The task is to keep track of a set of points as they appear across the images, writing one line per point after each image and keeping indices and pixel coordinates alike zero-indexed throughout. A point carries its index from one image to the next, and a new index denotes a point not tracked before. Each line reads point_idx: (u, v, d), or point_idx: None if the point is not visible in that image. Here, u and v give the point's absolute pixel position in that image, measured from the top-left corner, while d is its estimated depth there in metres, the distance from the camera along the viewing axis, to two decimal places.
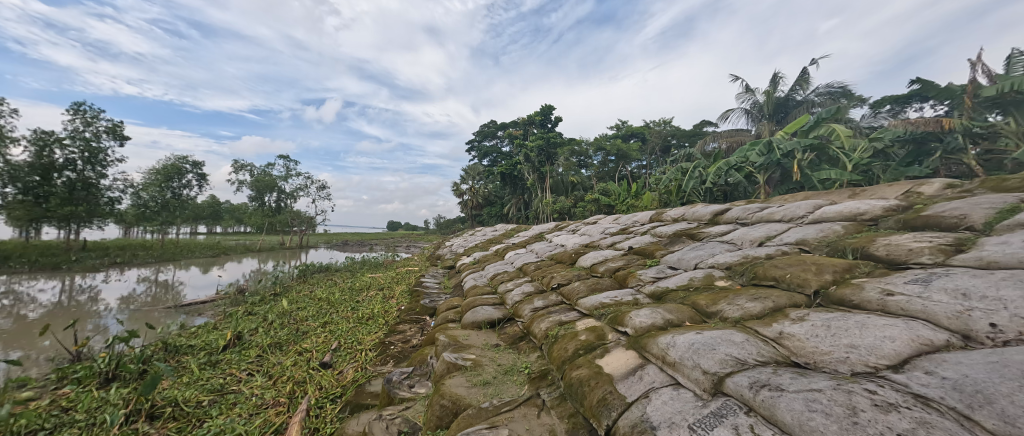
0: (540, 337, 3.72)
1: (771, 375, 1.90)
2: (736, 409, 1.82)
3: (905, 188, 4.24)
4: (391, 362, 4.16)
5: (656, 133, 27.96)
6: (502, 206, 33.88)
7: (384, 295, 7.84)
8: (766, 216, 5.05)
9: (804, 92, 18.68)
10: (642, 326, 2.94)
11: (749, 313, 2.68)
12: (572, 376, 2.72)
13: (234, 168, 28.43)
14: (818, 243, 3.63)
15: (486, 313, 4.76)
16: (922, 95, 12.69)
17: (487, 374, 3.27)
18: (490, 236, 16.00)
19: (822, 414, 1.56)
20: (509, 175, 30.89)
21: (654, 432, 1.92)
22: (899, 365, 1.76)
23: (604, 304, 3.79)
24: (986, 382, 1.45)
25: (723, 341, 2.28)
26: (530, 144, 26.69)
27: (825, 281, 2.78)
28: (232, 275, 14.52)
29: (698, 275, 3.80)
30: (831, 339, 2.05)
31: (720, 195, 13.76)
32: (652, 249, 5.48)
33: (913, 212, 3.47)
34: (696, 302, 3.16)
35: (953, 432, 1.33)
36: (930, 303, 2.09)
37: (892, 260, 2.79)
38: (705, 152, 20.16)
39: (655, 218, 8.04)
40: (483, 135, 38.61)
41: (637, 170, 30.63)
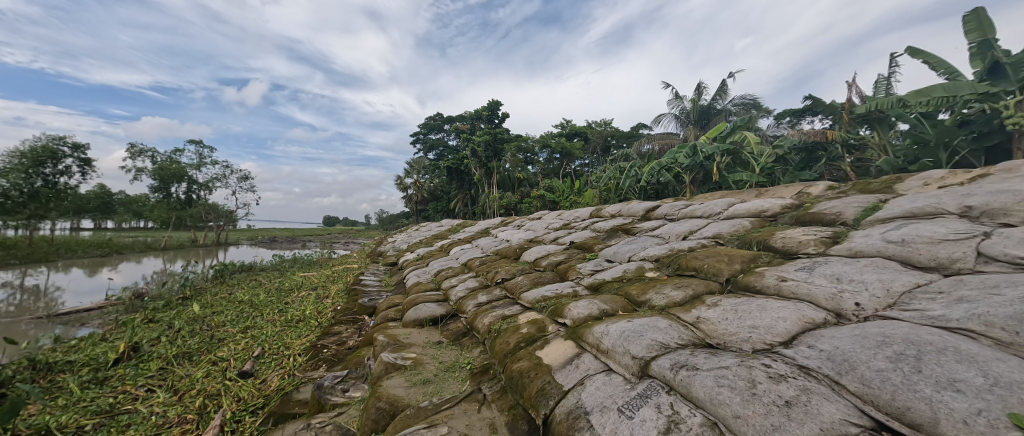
0: (483, 332, 3.73)
1: (688, 356, 2.09)
2: (660, 390, 1.98)
3: (799, 189, 4.91)
4: (323, 366, 3.89)
5: (598, 133, 29.23)
6: (448, 201, 33.29)
7: (318, 295, 7.31)
8: (690, 212, 5.54)
9: (724, 102, 20.70)
10: (579, 317, 3.07)
11: (673, 301, 2.93)
12: (513, 369, 2.77)
13: (130, 154, 24.47)
14: (730, 237, 4.07)
15: (428, 310, 4.64)
16: (813, 110, 14.80)
17: (428, 372, 3.20)
18: (436, 232, 15.62)
19: (728, 388, 1.76)
20: (455, 170, 30.45)
21: (588, 417, 2.02)
22: (789, 341, 2.03)
23: (545, 297, 3.90)
24: (851, 352, 1.74)
25: (650, 328, 2.47)
26: (477, 139, 26.48)
27: (735, 270, 3.13)
28: (129, 278, 12.53)
29: (631, 268, 4.07)
30: (738, 321, 2.31)
31: (653, 193, 14.86)
32: (591, 243, 5.74)
33: (803, 210, 4.02)
34: (629, 292, 3.37)
35: (827, 396, 1.58)
36: (814, 287, 2.44)
37: (786, 251, 3.22)
38: (640, 153, 21.59)
39: (595, 215, 8.42)
40: (428, 127, 37.43)
41: (580, 168, 31.91)
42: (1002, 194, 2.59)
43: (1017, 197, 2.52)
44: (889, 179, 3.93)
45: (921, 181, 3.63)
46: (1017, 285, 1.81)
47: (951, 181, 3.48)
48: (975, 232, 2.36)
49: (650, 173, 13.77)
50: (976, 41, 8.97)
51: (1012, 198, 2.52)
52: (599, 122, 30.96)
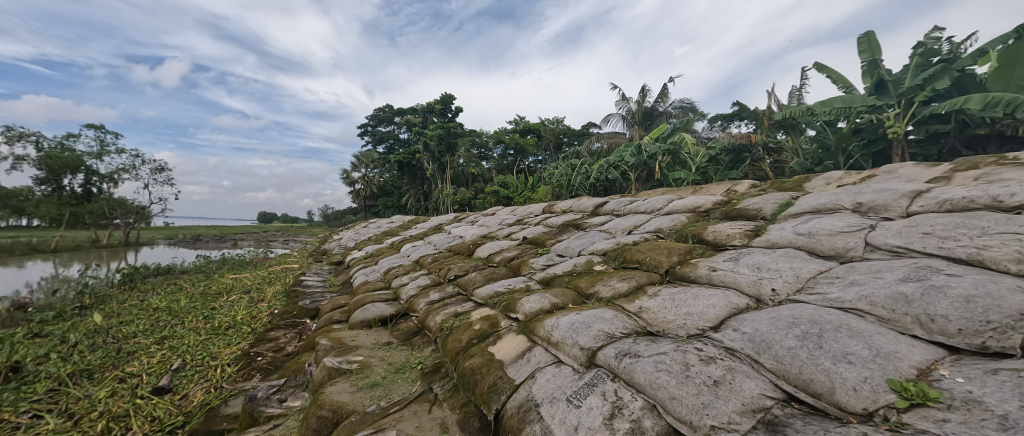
0: (435, 331, 3.66)
1: (632, 344, 2.21)
2: (605, 378, 2.07)
3: (727, 186, 5.38)
4: (256, 376, 3.58)
5: (551, 130, 29.68)
6: (399, 196, 32.09)
7: (251, 298, 6.69)
8: (635, 208, 5.85)
9: (665, 105, 21.94)
10: (531, 311, 3.13)
11: (618, 292, 3.08)
12: (465, 366, 2.76)
13: (6, 138, 20.54)
14: (669, 231, 4.37)
15: (377, 310, 4.44)
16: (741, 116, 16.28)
17: (376, 375, 3.08)
18: (386, 229, 14.97)
19: (666, 372, 1.88)
20: (407, 164, 29.46)
21: (538, 409, 2.06)
22: (717, 325, 2.23)
23: (498, 292, 3.92)
24: (768, 333, 1.94)
25: (597, 319, 2.57)
26: (429, 132, 25.73)
27: (673, 262, 3.36)
28: (8, 286, 10.56)
29: (580, 262, 4.22)
30: (675, 309, 2.49)
31: (602, 190, 15.48)
32: (543, 239, 5.84)
33: (732, 205, 4.42)
34: (578, 285, 3.49)
35: (748, 373, 1.75)
36: (739, 276, 2.69)
37: (717, 243, 3.52)
38: (590, 151, 22.34)
39: (547, 211, 8.58)
40: (377, 119, 35.60)
41: (534, 165, 32.25)
42: (884, 193, 3.05)
43: (894, 196, 2.97)
44: (800, 179, 4.43)
45: (824, 181, 4.16)
46: (893, 269, 2.14)
47: (847, 182, 4.02)
48: (864, 225, 2.76)
49: (599, 171, 14.29)
50: (866, 60, 10.31)
51: (891, 196, 2.97)
52: (551, 119, 31.48)
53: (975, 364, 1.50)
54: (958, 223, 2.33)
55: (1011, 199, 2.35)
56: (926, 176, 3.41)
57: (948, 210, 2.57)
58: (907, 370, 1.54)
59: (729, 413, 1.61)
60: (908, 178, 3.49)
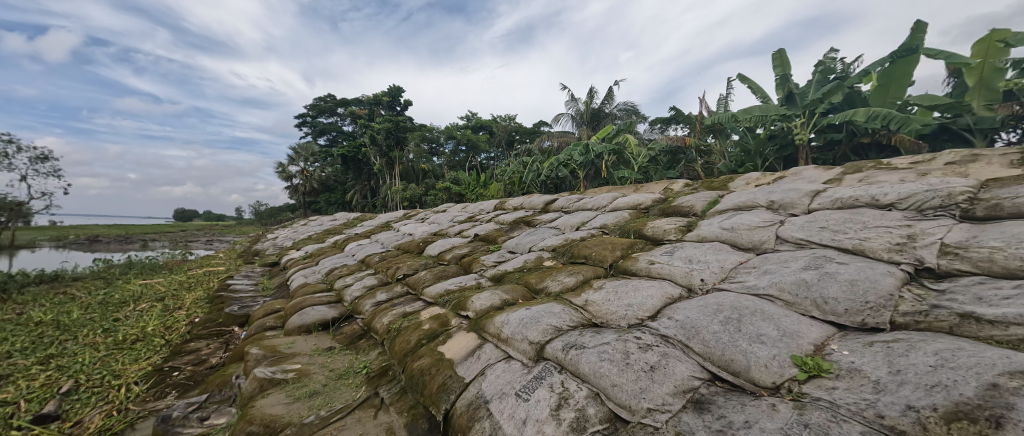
0: (381, 332, 3.52)
1: (578, 336, 2.30)
2: (553, 370, 2.13)
3: (665, 185, 5.78)
4: (171, 394, 3.19)
5: (503, 127, 29.70)
6: (343, 192, 30.33)
7: (165, 306, 5.92)
8: (583, 205, 6.08)
9: (611, 107, 22.68)
10: (481, 309, 3.12)
11: (566, 286, 3.19)
12: (413, 368, 2.69)
13: None
14: (613, 227, 4.60)
15: (317, 314, 4.17)
16: (677, 120, 17.53)
17: (315, 383, 2.90)
18: (329, 227, 14.07)
19: (609, 361, 1.98)
20: (351, 158, 27.90)
21: (487, 406, 2.07)
22: (655, 315, 2.40)
23: (448, 290, 3.87)
24: (698, 320, 2.12)
25: (546, 313, 2.64)
26: (376, 125, 24.55)
27: (616, 256, 3.55)
28: None
29: (531, 258, 4.29)
30: (617, 301, 2.63)
31: (553, 187, 15.88)
32: (495, 236, 5.85)
33: (669, 202, 4.75)
34: (528, 281, 3.55)
35: (680, 358, 1.90)
36: (673, 268, 2.91)
37: (655, 238, 3.77)
38: (541, 148, 22.71)
39: (499, 207, 8.61)
40: (317, 109, 33.15)
41: (486, 162, 32.12)
42: (792, 192, 3.47)
43: (800, 195, 3.39)
44: (726, 178, 4.89)
45: (746, 181, 4.62)
46: (798, 259, 2.45)
47: (763, 182, 4.50)
48: (776, 221, 3.12)
49: (550, 169, 14.60)
50: (779, 75, 11.60)
51: (797, 195, 3.40)
52: (503, 116, 31.53)
53: (857, 338, 1.77)
54: (846, 218, 2.72)
55: (884, 198, 2.79)
56: (824, 177, 3.93)
57: (839, 207, 3.00)
58: (807, 347, 1.77)
59: (663, 395, 1.73)
60: (810, 179, 4.00)
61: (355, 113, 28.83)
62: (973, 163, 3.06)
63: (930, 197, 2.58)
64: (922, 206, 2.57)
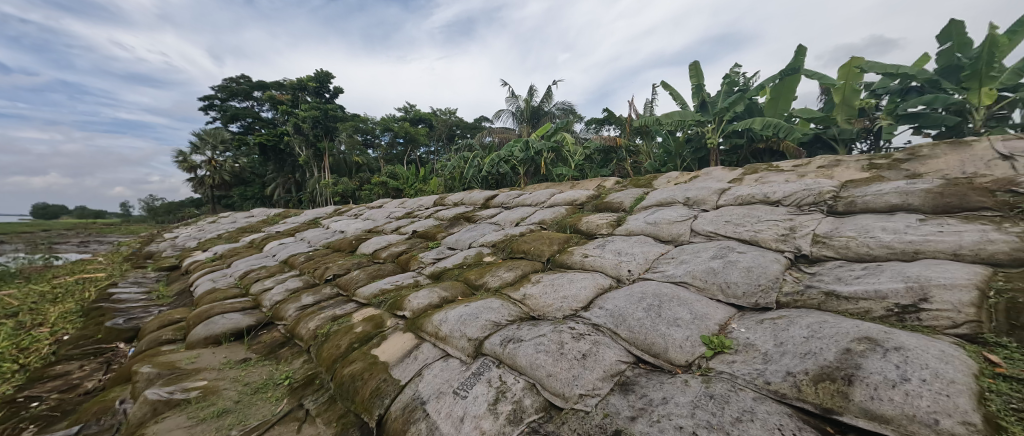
0: (307, 339, 3.25)
1: (516, 330, 2.34)
2: (491, 365, 2.15)
3: (599, 182, 6.12)
4: (29, 429, 2.62)
5: (443, 121, 28.96)
6: (261, 186, 27.30)
7: (18, 323, 4.83)
8: (522, 201, 6.19)
9: (550, 105, 23.27)
10: (418, 308, 3.03)
11: (505, 281, 3.23)
12: (343, 374, 2.53)
13: None
14: (550, 222, 4.75)
15: (228, 322, 3.72)
16: (610, 122, 18.58)
17: (227, 400, 2.59)
18: (245, 224, 12.58)
19: (544, 353, 2.04)
20: (272, 148, 25.18)
21: (424, 407, 2.02)
22: (587, 305, 2.53)
23: (383, 290, 3.70)
24: (625, 308, 2.29)
25: (484, 309, 2.65)
26: (301, 113, 22.43)
27: (553, 250, 3.67)
28: None
29: (471, 254, 4.27)
30: (553, 293, 2.73)
31: (493, 183, 15.90)
32: (434, 232, 5.71)
33: (602, 199, 5.02)
34: (467, 277, 3.53)
35: (609, 344, 2.04)
36: (605, 261, 3.09)
37: (588, 232, 3.97)
38: (482, 144, 22.59)
39: (439, 203, 8.42)
40: (227, 91, 29.31)
41: (425, 156, 31.08)
42: (704, 190, 3.89)
43: (711, 193, 3.80)
44: (651, 177, 5.30)
45: (668, 180, 5.06)
46: (707, 250, 2.75)
47: (682, 181, 4.97)
48: (691, 216, 3.46)
49: (490, 165, 14.60)
50: (695, 84, 12.87)
51: (707, 192, 3.81)
52: (442, 110, 30.75)
53: (752, 316, 2.04)
54: (745, 213, 3.12)
55: (774, 196, 3.25)
56: (730, 177, 4.44)
57: (740, 204, 3.42)
58: (713, 327, 2.01)
59: (594, 380, 1.84)
60: (719, 179, 4.51)
61: (275, 98, 26.03)
62: (838, 166, 3.68)
63: (807, 195, 3.07)
64: (800, 203, 3.05)
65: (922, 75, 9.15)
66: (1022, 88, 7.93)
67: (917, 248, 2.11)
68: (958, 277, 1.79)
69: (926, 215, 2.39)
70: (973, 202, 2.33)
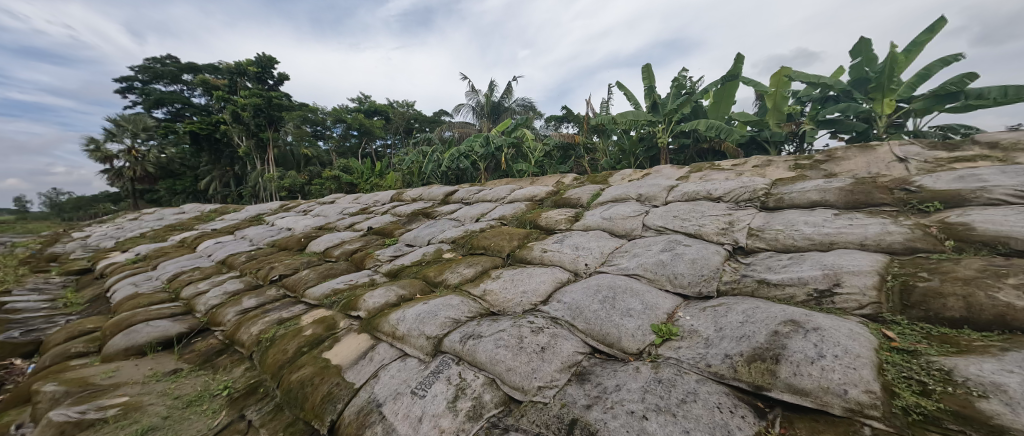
0: (249, 344, 3.03)
1: (476, 327, 2.34)
2: (450, 363, 2.13)
3: (557, 179, 6.24)
4: None
5: (400, 113, 27.96)
6: (194, 179, 24.81)
7: None
8: (482, 197, 6.17)
9: (510, 101, 23.28)
10: (374, 307, 2.93)
11: (465, 278, 3.21)
12: (291, 380, 2.39)
13: None
14: (510, 218, 4.78)
15: (156, 330, 3.37)
16: (568, 119, 18.94)
17: (155, 416, 2.35)
18: (175, 221, 11.38)
19: (504, 348, 2.05)
20: (206, 137, 22.96)
21: (380, 410, 1.96)
22: (545, 299, 2.58)
23: (336, 290, 3.53)
24: (582, 301, 2.36)
25: (443, 307, 2.61)
26: (239, 99, 20.59)
27: (513, 246, 3.70)
28: None
29: (430, 250, 4.20)
30: (513, 289, 2.75)
31: (453, 178, 15.67)
32: (391, 228, 5.54)
33: (560, 195, 5.13)
34: (426, 275, 3.46)
35: (566, 336, 2.10)
36: (563, 255, 3.17)
37: (547, 228, 4.04)
38: (442, 138, 22.11)
39: (396, 199, 8.16)
40: (151, 73, 26.23)
41: (382, 149, 29.90)
42: (655, 187, 4.09)
43: (661, 189, 4.02)
44: (607, 174, 5.49)
45: (622, 177, 5.27)
46: (657, 243, 2.91)
47: (635, 178, 5.20)
48: (643, 211, 3.64)
49: (450, 160, 14.34)
50: (647, 86, 13.45)
51: (658, 189, 4.03)
52: (399, 102, 29.68)
53: (696, 304, 2.19)
54: (691, 209, 3.33)
55: (716, 192, 3.50)
56: (678, 175, 4.72)
57: (687, 200, 3.64)
58: (662, 316, 2.13)
59: (551, 372, 1.88)
60: (668, 176, 4.78)
61: (209, 83, 23.65)
62: (770, 166, 4.04)
63: (744, 192, 3.34)
64: (738, 199, 3.31)
65: (838, 85, 10.24)
66: (915, 101, 9.14)
67: (832, 240, 2.38)
68: (864, 264, 2.05)
69: (839, 210, 2.69)
70: (875, 199, 2.67)
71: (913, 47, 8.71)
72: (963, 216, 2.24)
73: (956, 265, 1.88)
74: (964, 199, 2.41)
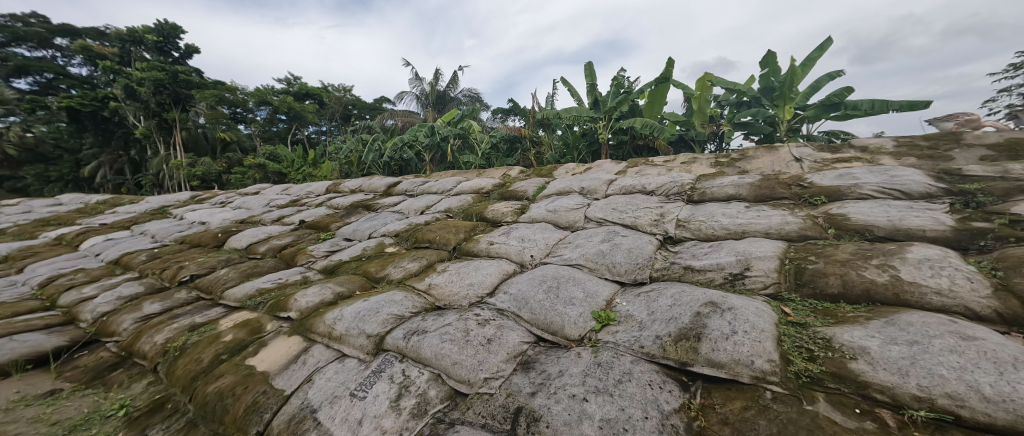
0: (154, 355, 2.65)
1: (420, 322, 2.28)
2: (393, 361, 2.06)
3: (504, 172, 6.27)
4: None
5: (336, 98, 25.95)
6: (77, 165, 20.92)
7: None
8: (427, 189, 6.01)
9: (456, 91, 22.77)
10: (307, 307, 2.72)
11: (408, 272, 3.11)
12: (207, 393, 2.14)
13: None
14: (457, 210, 4.71)
15: (24, 346, 2.80)
16: (515, 112, 19.05)
17: None
18: (49, 215, 9.49)
19: (449, 342, 2.03)
20: (91, 115, 19.41)
21: (315, 415, 1.84)
22: (492, 291, 2.60)
23: (262, 289, 3.22)
24: (527, 291, 2.40)
25: (386, 303, 2.51)
26: (135, 73, 17.65)
27: (459, 238, 3.66)
28: None
29: (371, 245, 3.99)
30: (459, 282, 2.72)
31: (396, 169, 15.02)
32: (327, 221, 5.18)
33: (506, 187, 5.16)
34: (367, 270, 3.29)
35: (512, 327, 2.13)
36: (509, 247, 3.20)
37: (493, 220, 4.04)
38: (383, 127, 20.98)
39: (332, 191, 7.62)
40: (9, 34, 21.44)
41: (315, 136, 27.64)
42: (596, 181, 4.28)
43: (601, 183, 4.21)
44: (551, 167, 5.63)
45: (566, 171, 5.44)
46: (598, 234, 3.06)
47: (578, 171, 5.39)
48: (586, 204, 3.80)
49: (392, 150, 13.64)
50: (589, 83, 13.93)
51: (598, 183, 4.22)
52: (335, 86, 27.59)
53: (632, 290, 2.35)
54: (628, 201, 3.55)
55: (650, 186, 3.75)
56: (617, 169, 4.98)
57: (624, 193, 3.87)
58: (601, 303, 2.25)
59: (498, 363, 1.90)
60: (608, 170, 5.03)
61: (92, 50, 19.89)
62: (695, 163, 4.43)
63: (674, 187, 3.63)
64: (668, 193, 3.59)
65: (751, 92, 11.47)
66: (809, 108, 10.55)
67: (744, 229, 2.68)
68: (768, 250, 2.33)
69: (751, 203, 3.04)
70: (778, 194, 3.06)
71: (809, 62, 10.03)
72: (842, 208, 2.66)
73: (836, 250, 2.22)
74: (843, 194, 2.85)
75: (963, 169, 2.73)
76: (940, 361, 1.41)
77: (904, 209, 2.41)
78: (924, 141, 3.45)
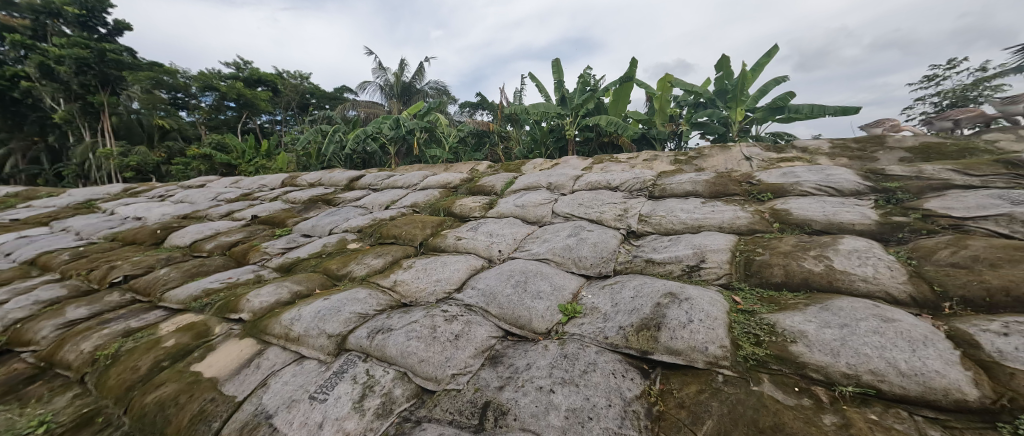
0: (82, 365, 2.39)
1: (385, 320, 2.21)
2: (356, 361, 1.99)
3: (472, 166, 6.20)
4: None
5: (291, 85, 24.42)
6: None
7: None
8: (392, 183, 5.82)
9: (422, 83, 22.15)
10: (261, 307, 2.56)
11: (372, 269, 3.00)
12: (146, 403, 1.96)
13: None
14: (423, 205, 4.61)
15: None
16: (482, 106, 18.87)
17: None
18: None
19: (416, 340, 1.98)
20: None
21: (271, 421, 1.74)
22: (459, 286, 2.57)
23: (209, 290, 2.99)
24: (496, 287, 2.40)
25: (348, 301, 2.41)
26: (51, 49, 15.60)
27: (426, 234, 3.58)
28: None
29: (331, 241, 3.81)
30: (426, 278, 2.67)
31: (358, 162, 14.42)
32: (283, 216, 4.88)
33: (474, 182, 5.11)
34: (327, 268, 3.15)
35: (480, 322, 2.12)
36: (477, 242, 3.18)
37: (461, 216, 3.99)
38: (344, 117, 20.01)
39: (289, 184, 7.18)
40: None
41: (268, 126, 25.88)
42: (563, 177, 4.34)
43: (568, 179, 4.28)
44: (520, 162, 5.64)
45: (534, 166, 5.47)
46: (565, 229, 3.11)
47: (546, 167, 5.44)
48: (553, 199, 3.84)
49: (355, 142, 13.07)
50: (556, 79, 14.05)
51: (565, 179, 4.28)
52: (291, 73, 25.97)
53: (597, 283, 2.42)
54: (594, 197, 3.63)
55: (615, 182, 3.86)
56: (583, 165, 5.07)
57: (590, 189, 3.95)
58: (567, 296, 2.30)
59: (465, 358, 1.89)
60: (575, 166, 5.11)
61: None
62: (657, 160, 4.61)
63: (636, 183, 3.76)
64: (631, 189, 3.71)
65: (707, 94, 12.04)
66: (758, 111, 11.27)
67: (700, 224, 2.83)
68: (722, 243, 2.48)
69: (707, 199, 3.21)
70: (731, 190, 3.25)
71: (759, 67, 10.70)
72: (786, 204, 2.87)
73: (780, 242, 2.40)
74: (787, 191, 3.08)
75: (886, 169, 3.03)
76: (865, 342, 1.57)
77: (838, 206, 2.64)
78: (855, 143, 3.79)
